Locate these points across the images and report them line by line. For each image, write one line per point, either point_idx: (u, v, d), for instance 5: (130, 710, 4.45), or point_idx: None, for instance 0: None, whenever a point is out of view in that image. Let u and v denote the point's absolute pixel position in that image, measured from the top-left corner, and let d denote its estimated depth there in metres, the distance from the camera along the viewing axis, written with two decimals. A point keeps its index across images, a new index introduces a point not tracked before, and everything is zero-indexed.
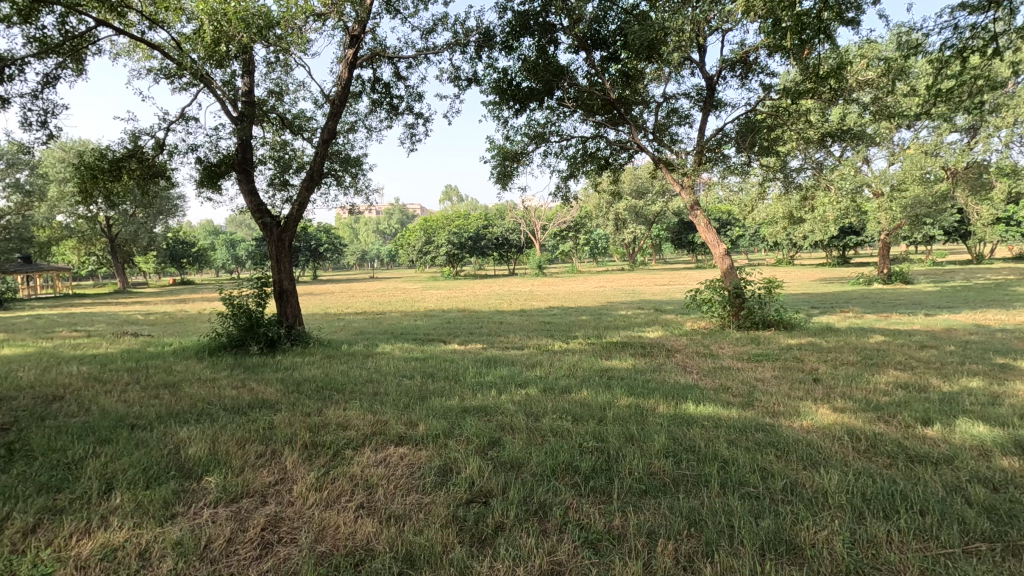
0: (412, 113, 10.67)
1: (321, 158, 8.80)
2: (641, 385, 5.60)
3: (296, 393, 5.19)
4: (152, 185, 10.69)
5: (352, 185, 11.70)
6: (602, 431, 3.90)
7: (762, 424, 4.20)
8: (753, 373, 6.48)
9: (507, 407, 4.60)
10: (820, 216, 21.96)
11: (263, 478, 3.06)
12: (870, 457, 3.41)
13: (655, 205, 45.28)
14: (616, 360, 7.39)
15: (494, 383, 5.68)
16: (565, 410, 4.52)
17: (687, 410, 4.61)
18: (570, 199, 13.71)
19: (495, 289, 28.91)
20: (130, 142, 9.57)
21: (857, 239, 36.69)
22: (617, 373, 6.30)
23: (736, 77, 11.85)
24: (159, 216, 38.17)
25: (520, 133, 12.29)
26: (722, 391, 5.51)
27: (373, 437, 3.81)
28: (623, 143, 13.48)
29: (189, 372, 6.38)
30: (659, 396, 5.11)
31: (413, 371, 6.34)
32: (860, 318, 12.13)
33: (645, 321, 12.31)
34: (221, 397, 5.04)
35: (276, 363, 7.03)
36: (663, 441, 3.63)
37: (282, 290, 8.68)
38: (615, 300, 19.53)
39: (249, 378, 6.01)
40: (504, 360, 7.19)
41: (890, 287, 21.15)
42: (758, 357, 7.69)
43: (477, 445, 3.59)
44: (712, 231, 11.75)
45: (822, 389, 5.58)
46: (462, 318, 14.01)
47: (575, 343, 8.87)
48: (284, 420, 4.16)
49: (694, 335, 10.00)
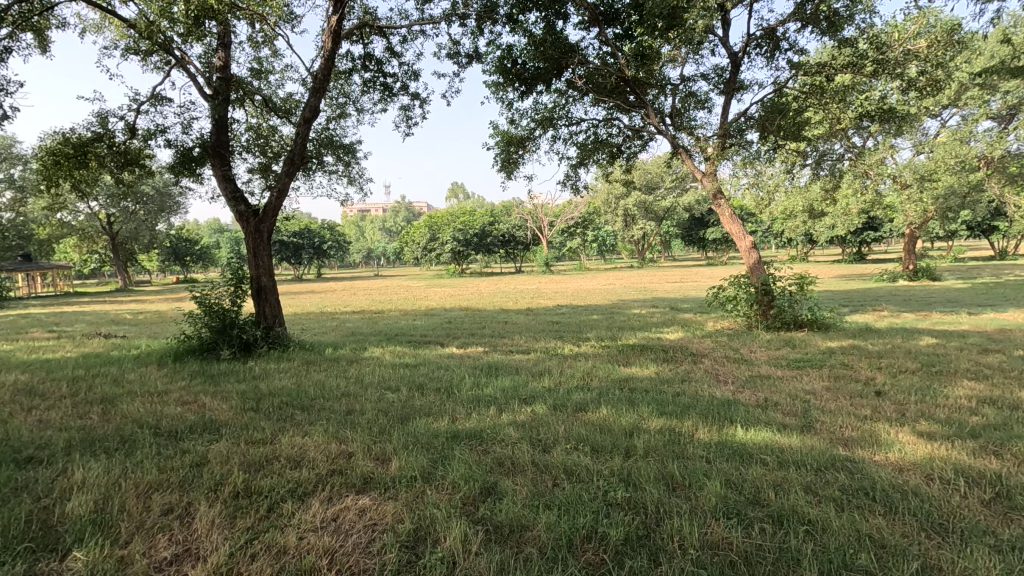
0: (408, 93, 9.81)
1: (304, 139, 7.88)
2: (671, 401, 4.62)
3: (254, 412, 4.26)
4: (125, 173, 9.80)
5: (345, 174, 10.85)
6: (635, 469, 2.97)
7: (841, 459, 3.22)
8: (800, 384, 5.48)
9: (509, 433, 3.66)
10: (842, 208, 20.79)
11: (157, 553, 2.15)
12: (1009, 518, 2.47)
13: (665, 201, 44.20)
14: (636, 367, 6.43)
15: (493, 398, 4.71)
16: (581, 438, 3.56)
17: (734, 437, 3.65)
18: (580, 190, 12.68)
19: (501, 287, 27.90)
20: (97, 124, 8.66)
21: (875, 234, 35.46)
22: (639, 384, 5.34)
23: (763, 55, 10.88)
24: (160, 214, 37.51)
25: (525, 116, 11.37)
26: (771, 409, 4.51)
27: (328, 480, 2.87)
28: (636, 129, 12.56)
29: (142, 383, 5.48)
30: (696, 417, 4.12)
31: (399, 382, 5.38)
32: (899, 318, 11.07)
33: (662, 321, 11.32)
34: (160, 417, 4.12)
35: (247, 370, 6.12)
36: (717, 486, 2.70)
37: (260, 287, 7.79)
38: (627, 297, 18.56)
39: (207, 390, 5.11)
40: (507, 367, 6.22)
41: (918, 284, 20.03)
42: (800, 363, 6.69)
43: (467, 496, 2.66)
44: (737, 222, 10.70)
45: (891, 404, 4.60)
46: (465, 318, 13.02)
47: (588, 346, 7.92)
48: (225, 453, 3.24)
49: (720, 337, 9.01)
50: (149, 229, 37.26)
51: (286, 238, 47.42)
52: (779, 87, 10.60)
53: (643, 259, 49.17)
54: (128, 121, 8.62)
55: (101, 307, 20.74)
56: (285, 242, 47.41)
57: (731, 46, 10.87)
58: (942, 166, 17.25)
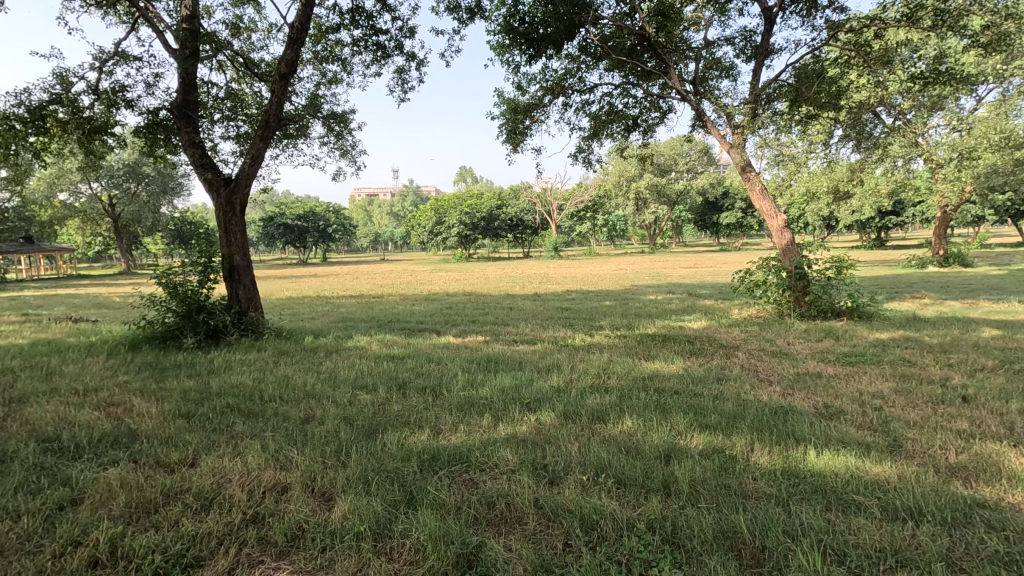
0: (404, 54, 8.85)
1: (281, 98, 6.90)
2: (711, 408, 3.69)
3: (186, 420, 3.39)
4: (95, 141, 8.90)
5: (337, 144, 9.95)
6: (682, 522, 2.08)
7: (970, 503, 2.30)
8: (862, 386, 4.52)
9: (505, 455, 2.74)
10: (870, 189, 19.54)
11: None
12: None
13: (677, 184, 42.90)
14: (660, 361, 5.51)
15: (488, 402, 3.80)
16: (601, 465, 2.66)
17: (806, 465, 2.72)
18: (593, 165, 11.63)
19: (508, 272, 26.81)
20: (56, 85, 7.75)
21: (898, 219, 34.03)
22: (666, 384, 4.42)
23: (799, 14, 9.73)
24: (164, 196, 36.48)
25: (534, 82, 10.33)
26: (839, 420, 3.58)
27: (239, 535, 1.99)
28: (655, 99, 11.51)
29: (76, 377, 4.63)
30: (749, 432, 3.19)
31: (378, 379, 4.49)
32: (945, 306, 10.00)
33: (682, 308, 10.37)
34: (64, 425, 3.25)
35: (206, 362, 5.26)
36: (812, 561, 1.80)
37: (232, 267, 6.94)
38: (639, 283, 17.56)
39: (145, 387, 4.24)
40: (509, 361, 5.30)
41: (950, 271, 18.86)
42: (850, 358, 5.71)
43: (433, 570, 1.77)
44: (768, 198, 9.60)
45: (991, 415, 3.63)
46: (467, 303, 12.08)
47: (602, 336, 6.98)
48: (118, 482, 2.38)
49: (749, 326, 8.04)
50: (151, 211, 36.22)
51: (291, 220, 46.52)
52: (815, 49, 9.49)
53: (654, 245, 47.90)
54: (89, 81, 7.69)
55: (92, 291, 19.86)
56: (290, 225, 46.49)
57: (764, 3, 9.73)
58: (983, 143, 15.75)
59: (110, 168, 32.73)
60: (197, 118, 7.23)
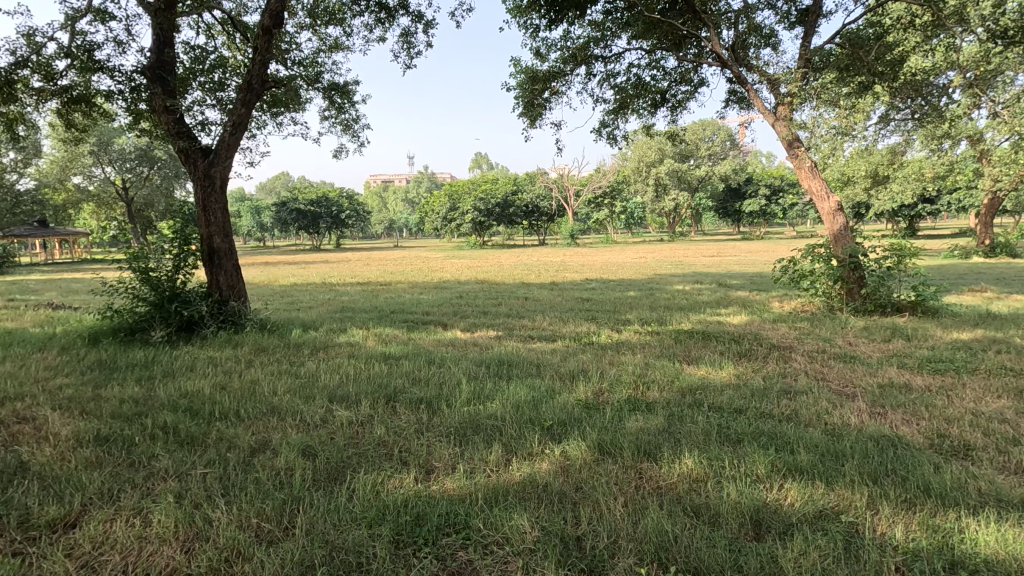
0: (410, 15, 7.95)
1: (265, 56, 6.04)
2: (794, 438, 2.78)
3: (101, 447, 2.57)
4: (74, 110, 8.10)
5: (339, 118, 9.11)
6: None
7: None
8: (972, 404, 3.56)
9: (519, 524, 1.87)
10: (913, 172, 18.12)
11: None
12: None
13: (699, 170, 41.40)
14: (707, 365, 4.60)
15: (498, 424, 2.93)
16: (665, 541, 1.79)
17: (970, 545, 1.81)
18: (617, 142, 10.60)
19: (523, 260, 25.82)
20: (24, 46, 6.95)
21: (931, 208, 32.30)
22: (723, 400, 3.50)
23: None
24: (176, 180, 35.75)
25: (553, 48, 9.33)
26: (972, 458, 2.64)
27: None
28: (687, 70, 10.47)
29: (6, 378, 3.86)
30: (863, 480, 2.27)
31: (364, 387, 3.65)
32: (1014, 301, 8.87)
33: (716, 300, 9.38)
34: None
35: (169, 360, 4.47)
36: None
37: (212, 249, 6.15)
38: (664, 272, 16.49)
39: (78, 396, 3.44)
40: (524, 364, 4.43)
41: (1000, 262, 17.45)
42: (936, 365, 4.72)
43: None
44: (818, 178, 8.52)
45: None
46: (478, 292, 11.19)
47: (632, 333, 6.06)
48: None
49: (798, 322, 7.08)
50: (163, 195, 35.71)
51: (303, 206, 45.78)
52: (872, 10, 8.36)
53: (673, 233, 46.42)
54: (59, 42, 6.90)
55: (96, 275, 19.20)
56: (302, 211, 45.82)
57: None
58: None
59: (121, 152, 32.36)
60: (174, 82, 6.42)
